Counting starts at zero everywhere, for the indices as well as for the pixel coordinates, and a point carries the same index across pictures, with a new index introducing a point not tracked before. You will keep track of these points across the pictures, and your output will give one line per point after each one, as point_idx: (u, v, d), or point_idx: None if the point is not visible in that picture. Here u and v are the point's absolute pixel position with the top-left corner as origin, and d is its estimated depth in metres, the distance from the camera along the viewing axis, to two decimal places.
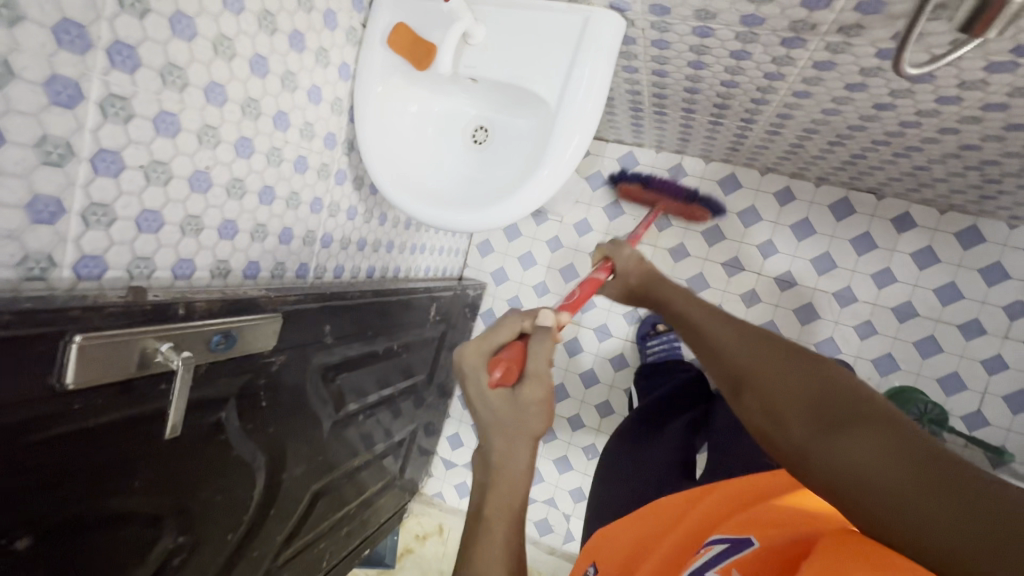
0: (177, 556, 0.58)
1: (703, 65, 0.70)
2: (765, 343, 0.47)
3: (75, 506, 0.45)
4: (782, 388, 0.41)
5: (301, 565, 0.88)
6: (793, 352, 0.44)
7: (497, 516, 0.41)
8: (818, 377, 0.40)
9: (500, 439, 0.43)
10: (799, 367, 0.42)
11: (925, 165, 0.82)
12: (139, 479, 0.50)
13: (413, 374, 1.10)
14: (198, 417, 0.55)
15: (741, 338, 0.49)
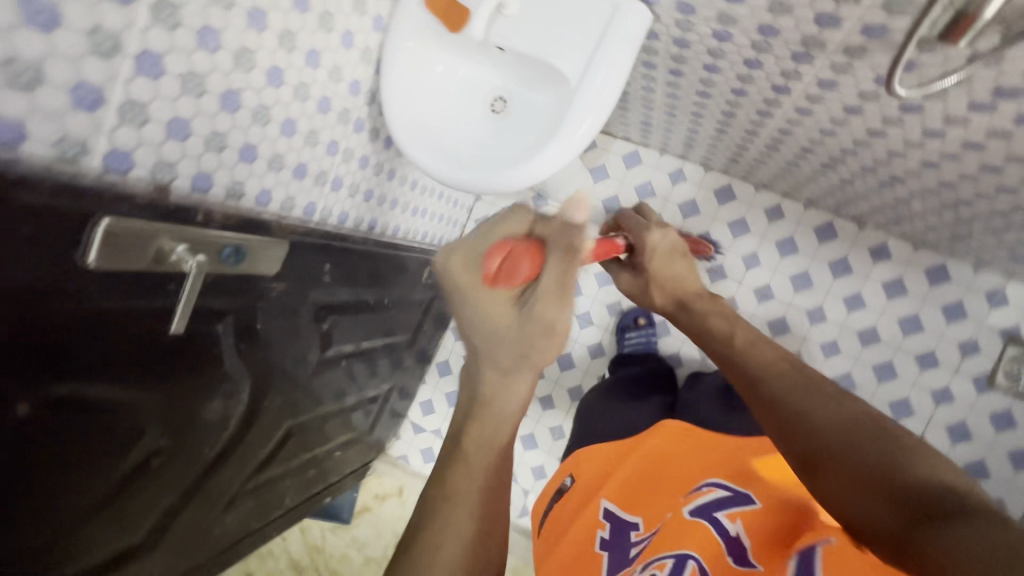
0: (157, 458, 0.61)
1: (717, 69, 0.74)
2: (838, 411, 0.50)
3: (72, 383, 0.47)
4: (862, 467, 0.45)
5: (265, 496, 0.91)
6: (868, 429, 0.48)
7: (473, 447, 0.53)
8: (900, 461, 0.44)
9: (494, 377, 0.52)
10: (878, 448, 0.46)
11: (907, 198, 0.88)
12: (133, 373, 0.52)
13: (396, 333, 1.12)
14: (198, 326, 0.58)
15: (806, 402, 0.52)
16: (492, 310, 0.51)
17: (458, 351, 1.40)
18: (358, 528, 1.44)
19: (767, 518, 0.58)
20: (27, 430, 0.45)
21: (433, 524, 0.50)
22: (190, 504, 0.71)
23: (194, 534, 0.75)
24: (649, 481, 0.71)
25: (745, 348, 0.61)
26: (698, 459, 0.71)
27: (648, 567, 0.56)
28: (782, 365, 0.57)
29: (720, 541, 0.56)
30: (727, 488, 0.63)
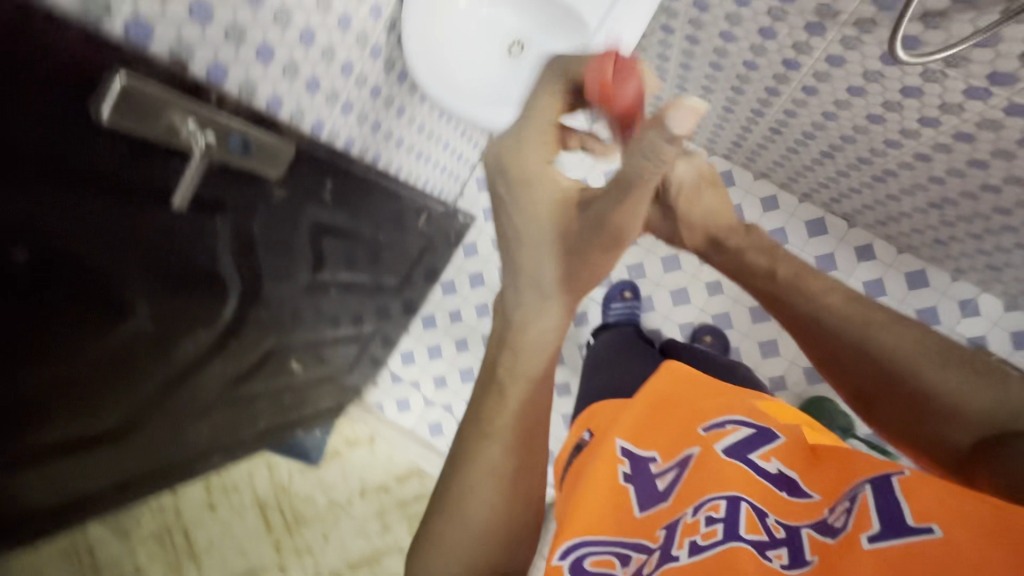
0: (140, 341, 0.61)
1: (733, 37, 0.76)
2: (902, 335, 0.48)
3: (74, 243, 0.48)
4: (932, 400, 0.45)
5: (237, 412, 0.92)
6: (940, 355, 0.46)
7: (506, 372, 0.52)
8: (972, 388, 0.43)
9: (531, 296, 0.52)
10: (954, 373, 0.44)
11: (896, 194, 0.91)
12: (132, 249, 0.54)
13: (383, 275, 1.14)
14: (196, 215, 0.58)
15: (865, 331, 0.50)
16: (542, 207, 0.51)
17: (445, 307, 1.41)
18: (325, 471, 1.48)
19: (796, 452, 0.54)
20: (34, 284, 0.46)
21: (467, 457, 0.50)
22: (165, 401, 0.72)
23: (163, 432, 0.77)
24: (654, 418, 0.65)
25: (787, 280, 0.57)
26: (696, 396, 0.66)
27: (700, 510, 0.50)
28: (834, 291, 0.54)
29: (763, 482, 0.51)
30: (746, 423, 0.57)
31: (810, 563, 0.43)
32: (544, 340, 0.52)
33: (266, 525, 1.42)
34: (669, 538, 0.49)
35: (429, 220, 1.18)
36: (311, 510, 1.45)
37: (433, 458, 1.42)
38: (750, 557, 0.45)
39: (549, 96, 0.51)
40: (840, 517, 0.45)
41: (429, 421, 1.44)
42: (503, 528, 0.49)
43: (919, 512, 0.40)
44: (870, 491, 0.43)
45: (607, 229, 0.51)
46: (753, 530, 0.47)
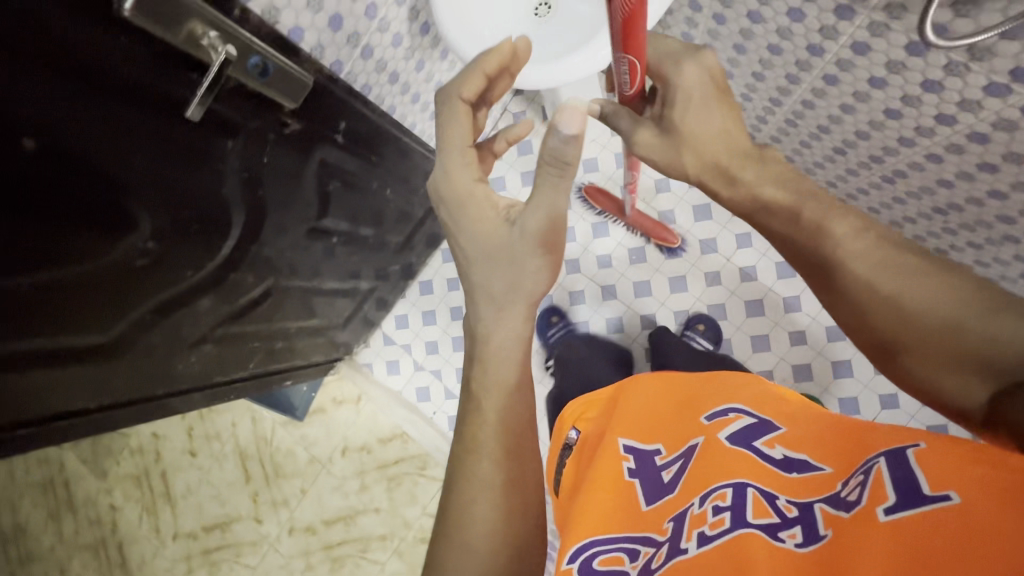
0: (142, 259, 0.61)
1: (760, 18, 0.75)
2: (924, 291, 0.52)
3: (83, 137, 0.48)
4: (958, 346, 0.50)
5: (229, 349, 0.92)
6: (964, 304, 0.50)
7: (483, 388, 0.74)
8: (994, 332, 0.48)
9: (489, 310, 0.75)
10: (978, 321, 0.49)
11: (902, 197, 0.91)
12: (140, 155, 0.53)
13: (385, 232, 1.14)
14: (205, 128, 0.58)
15: (886, 287, 0.54)
16: (483, 219, 0.73)
17: (444, 274, 1.41)
18: (309, 427, 1.49)
19: (801, 437, 0.62)
20: (48, 179, 0.47)
21: (467, 471, 0.70)
22: (160, 324, 0.72)
23: (154, 358, 0.76)
24: (652, 419, 0.78)
25: (813, 225, 0.59)
26: (681, 399, 0.80)
27: (707, 500, 0.60)
28: (861, 236, 0.57)
29: (770, 470, 0.60)
30: (751, 416, 0.69)
31: (822, 537, 0.51)
32: (506, 343, 0.75)
33: (245, 477, 1.53)
34: (678, 530, 0.60)
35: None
36: (291, 465, 1.50)
37: (418, 422, 1.42)
38: (761, 538, 0.53)
39: (459, 111, 0.72)
40: (853, 491, 0.52)
41: (417, 386, 1.43)
42: (500, 525, 0.67)
43: (934, 482, 0.47)
44: (884, 464, 0.51)
45: (544, 234, 0.69)
46: (762, 514, 0.56)
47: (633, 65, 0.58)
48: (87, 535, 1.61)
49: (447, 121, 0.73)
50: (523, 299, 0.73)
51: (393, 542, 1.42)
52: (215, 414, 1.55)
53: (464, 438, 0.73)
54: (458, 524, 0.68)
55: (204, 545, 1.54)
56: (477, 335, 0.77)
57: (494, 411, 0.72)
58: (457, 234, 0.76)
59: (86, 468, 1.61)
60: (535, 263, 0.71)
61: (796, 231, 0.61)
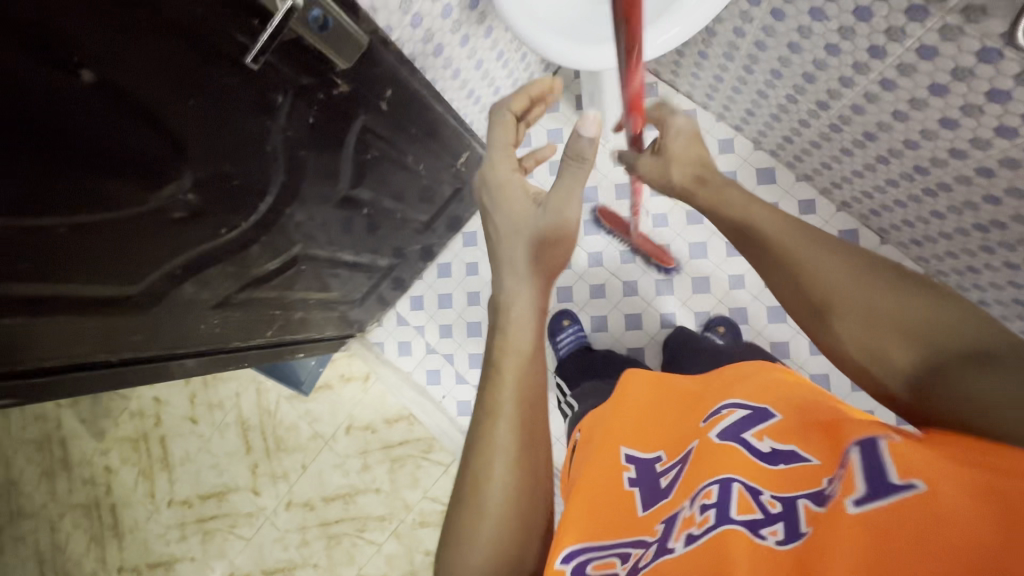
0: (178, 212, 0.60)
1: (821, 16, 0.73)
2: (844, 261, 0.55)
3: (138, 76, 0.46)
4: (878, 310, 0.51)
5: (249, 314, 0.91)
6: (883, 275, 0.52)
7: (504, 354, 0.73)
8: (908, 299, 0.50)
9: (510, 280, 0.77)
10: (892, 289, 0.51)
11: (941, 212, 0.90)
12: (192, 101, 0.52)
13: (410, 209, 1.12)
14: (261, 81, 0.56)
15: (809, 255, 0.56)
16: (518, 201, 0.79)
17: (463, 258, 1.39)
18: (314, 403, 1.48)
19: (798, 427, 0.54)
20: (97, 114, 0.45)
21: (486, 437, 0.67)
22: (190, 281, 0.71)
23: (176, 315, 0.74)
24: (651, 425, 0.71)
25: (757, 211, 0.62)
26: (686, 402, 0.72)
27: (696, 500, 0.52)
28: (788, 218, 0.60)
29: (759, 464, 0.52)
30: (746, 406, 0.60)
31: (803, 535, 0.45)
32: (526, 315, 0.75)
33: (246, 448, 1.51)
34: (670, 528, 0.53)
35: (468, 161, 1.16)
36: (293, 439, 1.49)
37: (426, 404, 1.42)
38: (740, 535, 0.47)
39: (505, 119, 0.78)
40: (835, 482, 0.46)
41: (428, 368, 1.42)
42: (515, 494, 0.64)
43: (903, 469, 0.42)
44: (858, 454, 0.45)
45: (558, 213, 0.78)
46: (745, 510, 0.49)
47: (631, 53, 0.57)
48: (79, 495, 1.59)
49: (497, 132, 0.79)
50: (542, 273, 0.79)
51: (392, 524, 1.41)
52: (219, 382, 1.53)
53: (479, 413, 0.70)
54: (474, 489, 0.65)
55: (199, 514, 1.52)
56: (499, 307, 0.78)
57: (511, 376, 0.71)
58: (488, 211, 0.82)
59: (84, 428, 1.60)
60: (557, 241, 0.80)
61: (744, 216, 0.63)
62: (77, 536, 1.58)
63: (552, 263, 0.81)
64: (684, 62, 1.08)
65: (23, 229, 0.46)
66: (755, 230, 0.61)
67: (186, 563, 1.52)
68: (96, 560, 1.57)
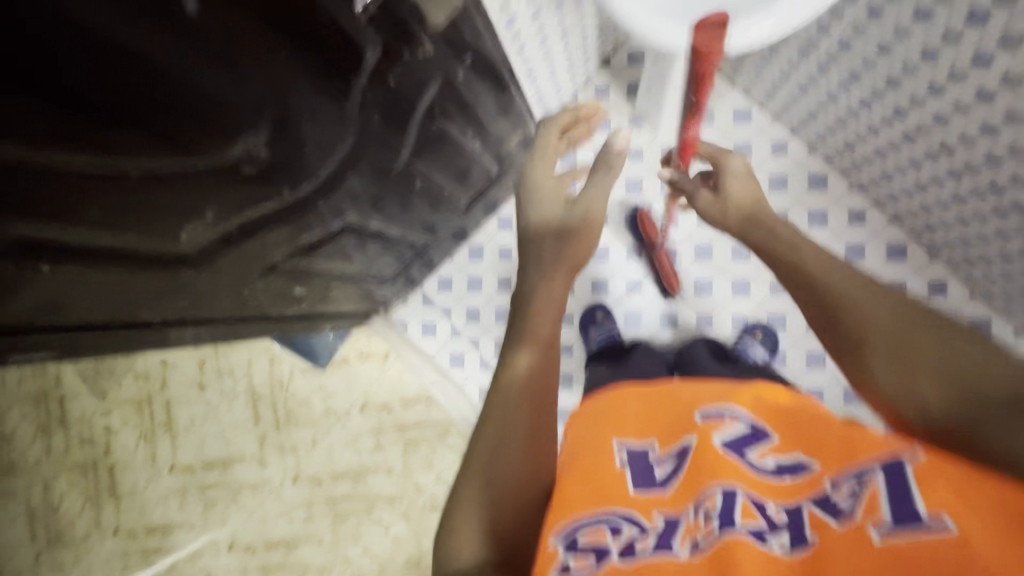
0: (248, 169, 0.56)
1: (929, 16, 0.71)
2: (887, 304, 0.51)
3: (242, 19, 0.44)
4: (918, 356, 0.47)
5: (291, 283, 0.88)
6: (924, 321, 0.48)
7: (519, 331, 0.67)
8: (953, 350, 0.46)
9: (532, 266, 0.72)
10: (941, 337, 0.47)
11: (1007, 233, 0.89)
12: (285, 49, 0.50)
13: (453, 187, 1.09)
14: (353, 35, 0.55)
15: (850, 289, 0.53)
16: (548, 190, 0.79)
17: (497, 242, 1.38)
18: (329, 377, 1.45)
19: (804, 443, 0.54)
20: (194, 46, 0.42)
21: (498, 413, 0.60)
22: (243, 244, 0.67)
23: (231, 276, 0.71)
24: (646, 416, 0.67)
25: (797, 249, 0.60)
26: (674, 396, 0.68)
27: (700, 506, 0.50)
28: (837, 260, 0.56)
29: (761, 481, 0.51)
30: (743, 420, 0.59)
31: (809, 542, 0.44)
32: (547, 309, 0.68)
33: (255, 418, 1.47)
34: (670, 529, 0.50)
35: (521, 141, 1.14)
36: (305, 413, 1.45)
37: (447, 387, 1.40)
38: (750, 545, 0.44)
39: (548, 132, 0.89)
40: (846, 498, 0.45)
41: (452, 351, 1.41)
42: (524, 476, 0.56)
43: (931, 502, 0.41)
44: (880, 476, 0.44)
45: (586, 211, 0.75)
46: (749, 517, 0.47)
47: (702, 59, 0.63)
48: (76, 455, 1.53)
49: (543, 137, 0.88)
50: (565, 264, 0.72)
51: (402, 505, 1.39)
52: (230, 350, 1.48)
53: (490, 403, 0.61)
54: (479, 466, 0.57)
55: (201, 481, 1.48)
56: (519, 302, 0.70)
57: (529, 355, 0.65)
58: (525, 205, 0.78)
59: (83, 386, 1.53)
60: (583, 235, 0.74)
61: (785, 251, 0.61)
62: (71, 496, 1.53)
63: (580, 257, 0.75)
64: (750, 57, 1.05)
65: (94, 172, 0.42)
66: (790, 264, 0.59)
67: (185, 531, 1.48)
68: (89, 523, 1.52)
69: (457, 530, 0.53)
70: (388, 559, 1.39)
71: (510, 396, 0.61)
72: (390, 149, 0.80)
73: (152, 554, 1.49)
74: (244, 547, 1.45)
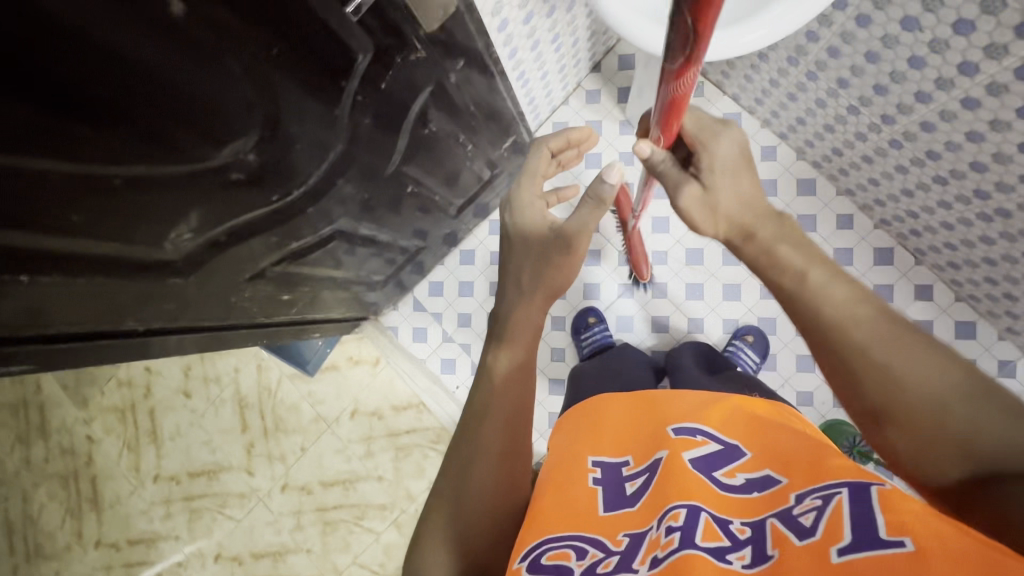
0: (236, 174, 0.55)
1: (914, 26, 0.72)
2: (921, 367, 0.46)
3: (230, 16, 0.43)
4: (946, 428, 0.44)
5: (277, 290, 0.86)
6: (961, 392, 0.45)
7: (493, 348, 0.67)
8: (978, 418, 0.43)
9: (513, 289, 0.70)
10: (970, 404, 0.44)
11: (992, 237, 0.90)
12: (276, 51, 0.49)
13: (444, 191, 1.08)
14: (346, 38, 0.55)
15: (877, 346, 0.48)
16: (531, 204, 0.77)
17: (489, 246, 1.37)
18: (319, 384, 1.43)
19: (777, 458, 0.53)
20: (187, 44, 0.41)
21: (470, 433, 0.60)
22: (223, 254, 0.65)
23: (218, 283, 0.70)
24: (627, 428, 0.66)
25: (817, 285, 0.52)
26: (655, 407, 0.67)
27: (662, 521, 0.48)
28: (864, 303, 0.50)
29: (723, 495, 0.51)
30: (716, 438, 0.58)
31: (770, 556, 0.43)
32: (525, 327, 0.67)
33: (242, 426, 1.45)
34: (633, 547, 0.49)
35: (513, 145, 1.14)
36: (293, 421, 1.43)
37: (439, 393, 1.39)
38: (706, 561, 0.43)
39: (538, 148, 0.83)
40: (809, 515, 0.44)
41: (443, 356, 1.40)
42: (493, 495, 0.57)
43: (893, 524, 0.40)
44: (845, 496, 0.44)
45: (570, 232, 0.69)
46: (711, 537, 0.46)
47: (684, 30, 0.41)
48: (56, 465, 1.49)
49: (533, 152, 0.83)
50: (544, 283, 0.69)
51: (393, 513, 1.38)
52: (217, 356, 1.46)
53: (465, 420, 0.62)
54: (444, 484, 0.58)
55: (187, 491, 1.45)
56: (500, 315, 0.70)
57: (499, 373, 0.64)
58: (504, 220, 0.77)
59: (65, 394, 1.50)
60: (563, 260, 0.70)
61: (798, 287, 0.53)
62: (51, 508, 1.48)
63: (560, 283, 0.71)
64: (740, 63, 1.06)
65: (81, 177, 0.40)
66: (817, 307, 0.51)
67: (170, 542, 1.45)
68: (70, 534, 1.48)
69: (427, 548, 0.55)
70: (378, 568, 1.37)
71: (484, 410, 0.61)
72: (380, 154, 0.79)
73: (135, 566, 1.45)
74: (231, 558, 1.42)
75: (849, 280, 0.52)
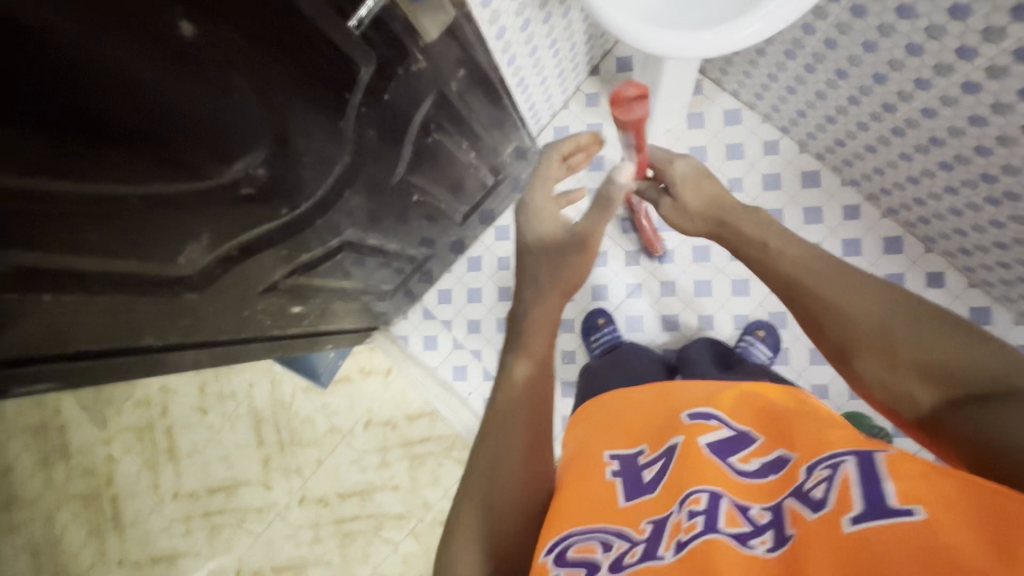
0: (247, 188, 0.56)
1: (910, 13, 0.73)
2: (874, 304, 0.51)
3: (236, 36, 0.44)
4: (901, 352, 0.48)
5: (289, 303, 0.87)
6: (908, 319, 0.49)
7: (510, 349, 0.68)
8: (932, 341, 0.47)
9: (528, 295, 0.71)
10: (920, 329, 0.48)
11: (1002, 221, 0.89)
12: (280, 66, 0.50)
13: (449, 199, 1.09)
14: (348, 50, 0.56)
15: (828, 289, 0.54)
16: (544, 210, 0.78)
17: (496, 251, 1.38)
18: (332, 396, 1.44)
19: (787, 441, 0.53)
20: (184, 59, 0.41)
21: (489, 432, 0.61)
22: (239, 264, 0.67)
23: (231, 296, 0.71)
24: (643, 419, 0.66)
25: (776, 250, 0.60)
26: (670, 398, 0.66)
27: (682, 504, 0.49)
28: (815, 257, 0.57)
29: (741, 481, 0.51)
30: (727, 424, 0.57)
31: (789, 538, 0.43)
32: (542, 323, 0.68)
33: (259, 440, 1.46)
34: (657, 535, 0.49)
35: (515, 151, 1.15)
36: (309, 433, 1.44)
37: (451, 400, 1.40)
38: (729, 547, 0.44)
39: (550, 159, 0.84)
40: (820, 488, 0.44)
41: (455, 364, 1.41)
42: (520, 495, 0.57)
43: (902, 491, 0.40)
44: (852, 464, 0.43)
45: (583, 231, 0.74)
46: (732, 523, 0.46)
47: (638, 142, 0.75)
48: (78, 485, 1.51)
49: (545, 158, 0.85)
50: (559, 288, 0.71)
51: (411, 522, 1.38)
52: (231, 373, 1.47)
53: (485, 424, 0.62)
54: (466, 481, 0.59)
55: (206, 508, 1.46)
56: (516, 316, 0.71)
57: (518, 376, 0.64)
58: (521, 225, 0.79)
59: (85, 416, 1.52)
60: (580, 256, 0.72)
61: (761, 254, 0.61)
62: (75, 528, 1.50)
63: (576, 279, 0.73)
64: (736, 59, 1.07)
65: (92, 198, 0.41)
66: (785, 269, 0.58)
67: (191, 558, 1.46)
68: (94, 554, 1.49)
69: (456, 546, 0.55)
70: None
71: (506, 409, 0.62)
72: (385, 166, 0.80)
73: None
74: (252, 573, 1.43)
75: (806, 244, 0.60)
